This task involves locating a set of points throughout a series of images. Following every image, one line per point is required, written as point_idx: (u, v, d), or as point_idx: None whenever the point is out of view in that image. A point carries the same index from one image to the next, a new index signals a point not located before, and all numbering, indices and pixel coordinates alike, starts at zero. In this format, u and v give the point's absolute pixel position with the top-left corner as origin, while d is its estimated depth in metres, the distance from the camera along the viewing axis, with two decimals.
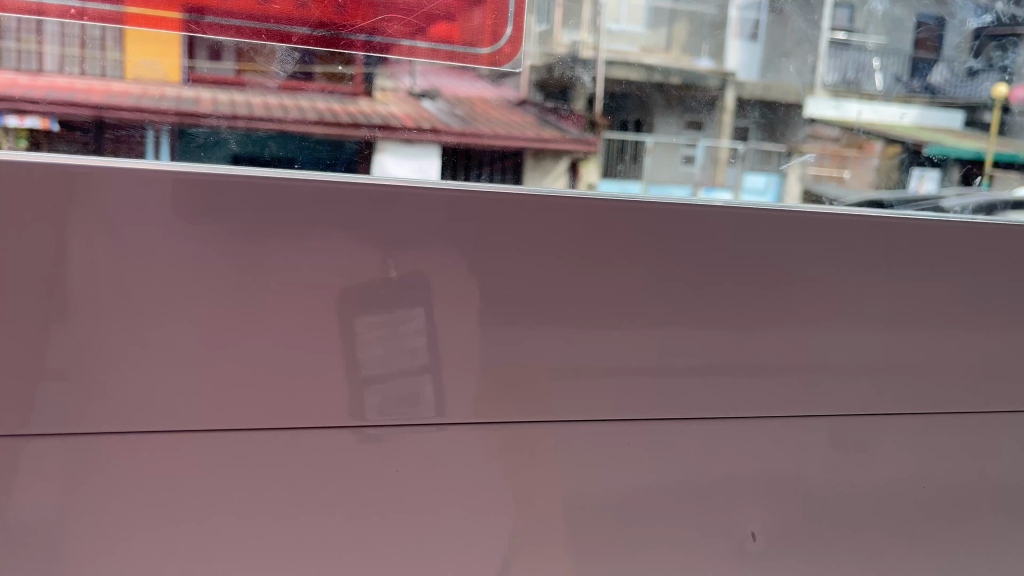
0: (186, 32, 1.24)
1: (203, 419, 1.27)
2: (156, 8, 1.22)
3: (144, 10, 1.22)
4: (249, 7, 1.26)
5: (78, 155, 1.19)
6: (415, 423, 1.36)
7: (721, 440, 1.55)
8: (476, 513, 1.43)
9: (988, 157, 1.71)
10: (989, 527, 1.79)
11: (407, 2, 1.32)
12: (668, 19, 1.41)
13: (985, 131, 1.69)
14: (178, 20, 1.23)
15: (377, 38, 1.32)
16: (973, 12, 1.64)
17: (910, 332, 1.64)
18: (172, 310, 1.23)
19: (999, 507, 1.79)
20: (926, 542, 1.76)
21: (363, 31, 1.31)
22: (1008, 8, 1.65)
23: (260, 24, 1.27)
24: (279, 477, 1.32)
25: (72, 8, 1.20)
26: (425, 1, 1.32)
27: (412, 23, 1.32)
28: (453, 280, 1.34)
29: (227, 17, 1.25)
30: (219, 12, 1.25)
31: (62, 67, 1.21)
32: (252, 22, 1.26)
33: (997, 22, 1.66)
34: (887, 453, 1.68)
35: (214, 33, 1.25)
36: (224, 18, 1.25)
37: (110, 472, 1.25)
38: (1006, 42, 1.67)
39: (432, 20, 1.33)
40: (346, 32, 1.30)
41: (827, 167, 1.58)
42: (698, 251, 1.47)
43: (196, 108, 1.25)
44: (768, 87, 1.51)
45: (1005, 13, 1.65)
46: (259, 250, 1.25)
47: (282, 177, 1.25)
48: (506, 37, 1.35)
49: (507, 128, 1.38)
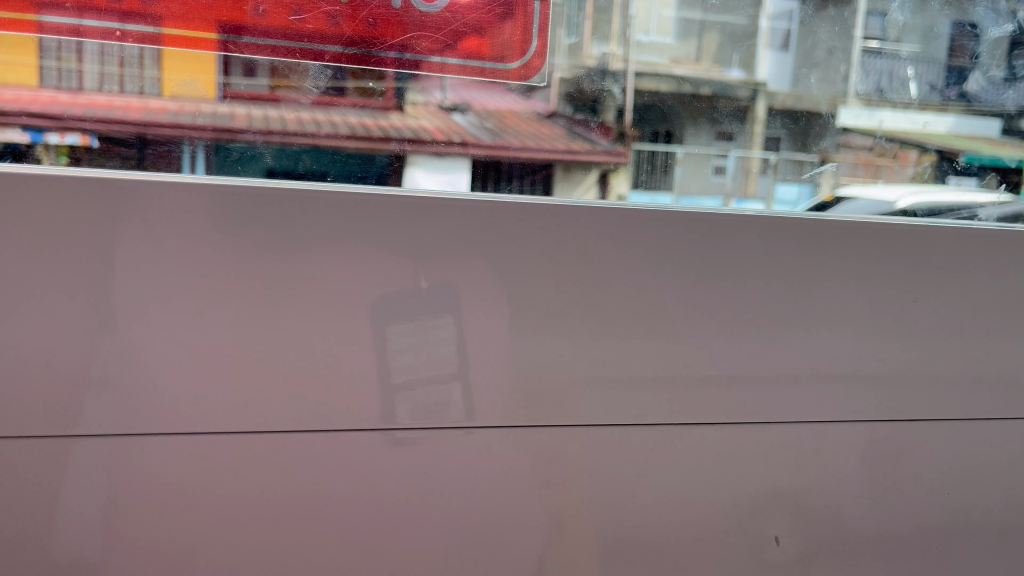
0: (222, 52, 1.26)
1: (238, 428, 1.28)
2: (196, 29, 1.25)
3: (184, 30, 1.24)
4: (283, 26, 1.27)
5: (121, 171, 1.21)
6: (446, 431, 1.37)
7: (754, 451, 1.54)
8: (506, 520, 1.43)
9: None
10: None
11: (436, 19, 1.32)
12: (698, 31, 1.41)
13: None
14: (216, 40, 1.25)
15: (407, 55, 1.33)
16: (1005, 20, 1.62)
17: (946, 341, 1.62)
18: (208, 319, 1.25)
19: None
20: (967, 555, 1.72)
21: (393, 48, 1.32)
22: None
23: (294, 44, 1.28)
24: (311, 484, 1.33)
25: (116, 30, 1.22)
26: (454, 18, 1.33)
27: (440, 40, 1.33)
28: (483, 289, 1.35)
29: (263, 37, 1.27)
30: (255, 32, 1.26)
31: (101, 85, 1.23)
32: (286, 40, 1.28)
33: None
34: (924, 464, 1.65)
35: (250, 53, 1.27)
36: (260, 38, 1.27)
37: (146, 482, 1.27)
38: None
39: (461, 36, 1.34)
40: (377, 49, 1.31)
41: (862, 177, 1.57)
42: (729, 259, 1.47)
43: (232, 124, 1.27)
44: (799, 97, 1.49)
45: None
46: (292, 260, 1.27)
47: (316, 190, 1.27)
48: (533, 52, 1.37)
49: (535, 142, 1.39)
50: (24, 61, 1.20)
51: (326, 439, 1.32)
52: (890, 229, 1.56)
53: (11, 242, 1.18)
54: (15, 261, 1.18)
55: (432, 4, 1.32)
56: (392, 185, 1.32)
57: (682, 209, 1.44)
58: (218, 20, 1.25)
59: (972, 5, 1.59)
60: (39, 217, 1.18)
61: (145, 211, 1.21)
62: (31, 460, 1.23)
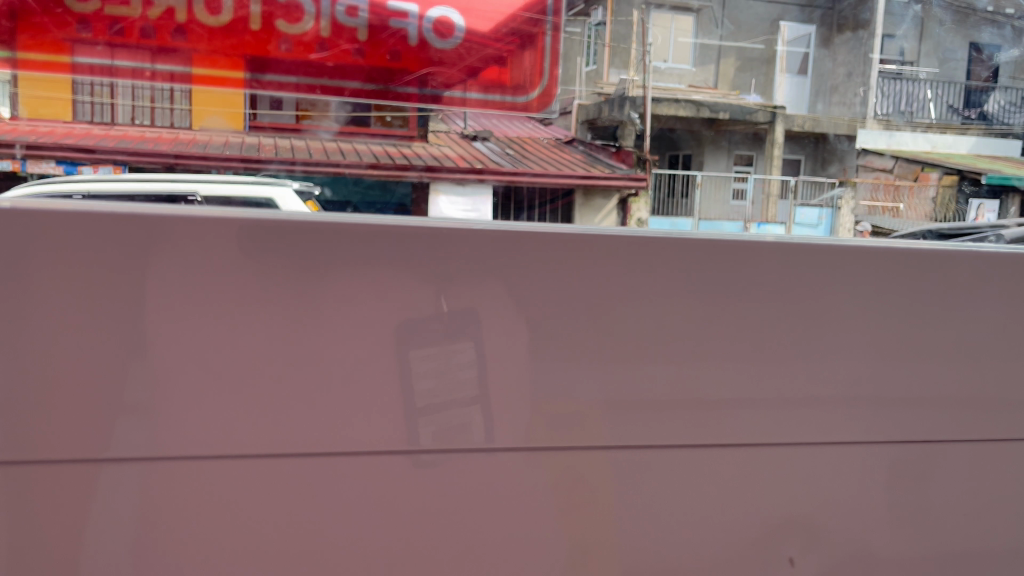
0: (248, 90, 1.29)
1: (264, 450, 1.30)
2: (222, 68, 1.28)
3: (209, 69, 1.28)
4: (305, 63, 1.31)
5: (150, 203, 1.26)
6: (467, 453, 1.37)
7: (776, 472, 1.53)
8: (526, 540, 1.43)
9: None
10: None
11: (454, 55, 1.37)
12: (716, 56, 1.43)
13: None
14: (241, 79, 1.29)
15: (425, 90, 1.36)
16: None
17: (970, 363, 1.61)
18: (234, 343, 1.27)
19: None
20: None
21: (412, 84, 1.35)
22: None
23: (315, 80, 1.31)
24: (334, 506, 1.34)
25: (145, 69, 1.25)
26: (467, 54, 1.37)
27: (456, 75, 1.37)
28: (503, 313, 1.36)
29: (285, 75, 1.30)
30: (278, 70, 1.30)
31: (133, 118, 1.27)
32: (307, 78, 1.31)
33: None
34: (948, 486, 1.64)
35: (272, 90, 1.30)
36: (283, 76, 1.30)
37: (176, 507, 1.29)
38: None
39: (476, 71, 1.38)
40: (395, 86, 1.34)
41: (881, 200, 1.58)
42: (749, 282, 1.47)
43: (259, 154, 1.31)
44: (818, 120, 1.49)
45: None
46: (318, 287, 1.29)
47: (341, 222, 1.29)
48: (545, 82, 1.41)
49: (546, 169, 1.42)
50: (58, 97, 1.23)
51: (350, 462, 1.33)
52: (911, 251, 1.55)
53: (47, 271, 1.21)
54: (50, 289, 1.22)
55: (447, 40, 1.36)
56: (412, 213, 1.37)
57: (701, 235, 1.44)
58: (244, 59, 1.29)
59: (978, 29, 1.63)
60: (72, 243, 1.22)
61: (174, 240, 1.24)
62: (64, 487, 1.25)
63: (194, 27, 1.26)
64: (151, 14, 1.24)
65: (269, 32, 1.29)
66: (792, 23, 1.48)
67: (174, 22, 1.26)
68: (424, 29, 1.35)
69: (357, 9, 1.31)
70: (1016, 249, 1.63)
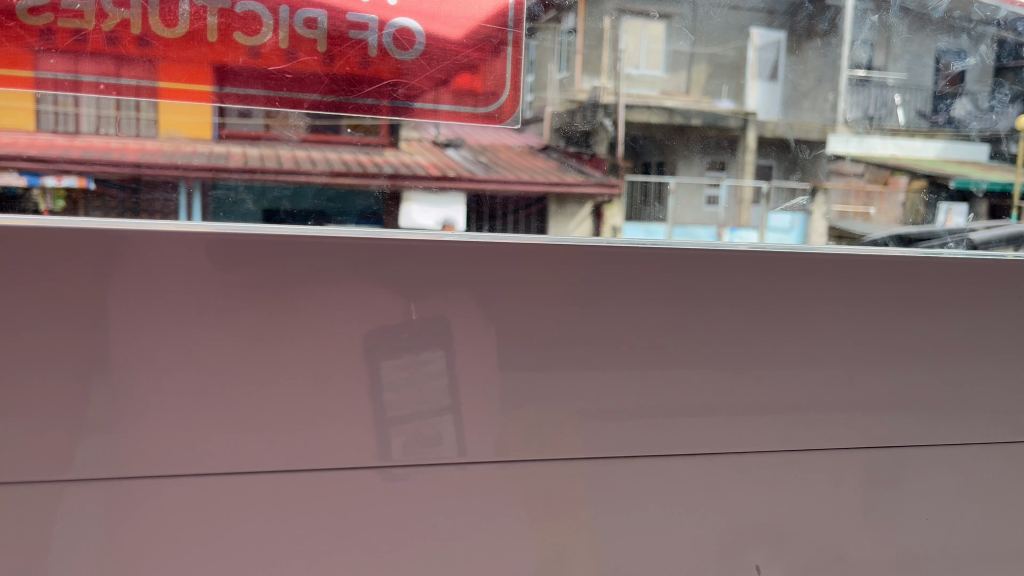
0: (211, 102, 1.26)
1: (229, 465, 1.28)
2: (179, 80, 1.24)
3: (168, 81, 1.24)
4: (264, 75, 1.27)
5: (115, 219, 1.22)
6: (437, 465, 1.36)
7: (747, 477, 1.53)
8: (498, 551, 1.41)
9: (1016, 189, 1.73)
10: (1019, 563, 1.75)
11: (416, 65, 1.33)
12: (687, 62, 1.43)
13: (1012, 163, 1.71)
14: (202, 91, 1.25)
15: (386, 102, 1.33)
16: (990, 47, 1.65)
17: (938, 366, 1.63)
18: (198, 357, 1.24)
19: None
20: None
21: (372, 95, 1.32)
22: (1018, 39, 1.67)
23: (274, 92, 1.28)
24: (302, 521, 1.32)
25: (105, 83, 1.22)
26: (429, 65, 1.34)
27: (418, 86, 1.34)
28: (473, 323, 1.34)
29: (244, 87, 1.27)
30: (237, 82, 1.26)
31: (99, 128, 1.23)
32: (266, 91, 1.28)
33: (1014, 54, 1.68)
34: (917, 488, 1.65)
35: (230, 102, 1.27)
36: (242, 87, 1.26)
37: (140, 526, 1.26)
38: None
39: (439, 82, 1.35)
40: (355, 96, 1.31)
41: (853, 204, 1.58)
42: (720, 288, 1.47)
43: (227, 163, 1.28)
44: (790, 125, 1.51)
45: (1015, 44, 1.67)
46: (284, 299, 1.27)
47: (311, 236, 1.28)
48: (506, 95, 1.37)
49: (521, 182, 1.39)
50: (20, 106, 1.20)
51: (318, 477, 1.31)
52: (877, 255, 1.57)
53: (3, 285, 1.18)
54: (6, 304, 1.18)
55: (409, 51, 1.32)
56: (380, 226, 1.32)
57: (674, 245, 1.44)
58: (202, 71, 1.25)
59: (934, 40, 1.60)
60: (30, 256, 1.19)
61: (136, 253, 1.22)
62: (23, 507, 1.22)
63: (152, 39, 1.22)
64: (107, 26, 1.20)
65: (226, 44, 1.25)
66: (764, 30, 1.47)
67: (131, 34, 1.22)
68: (384, 37, 1.31)
69: (315, 20, 1.27)
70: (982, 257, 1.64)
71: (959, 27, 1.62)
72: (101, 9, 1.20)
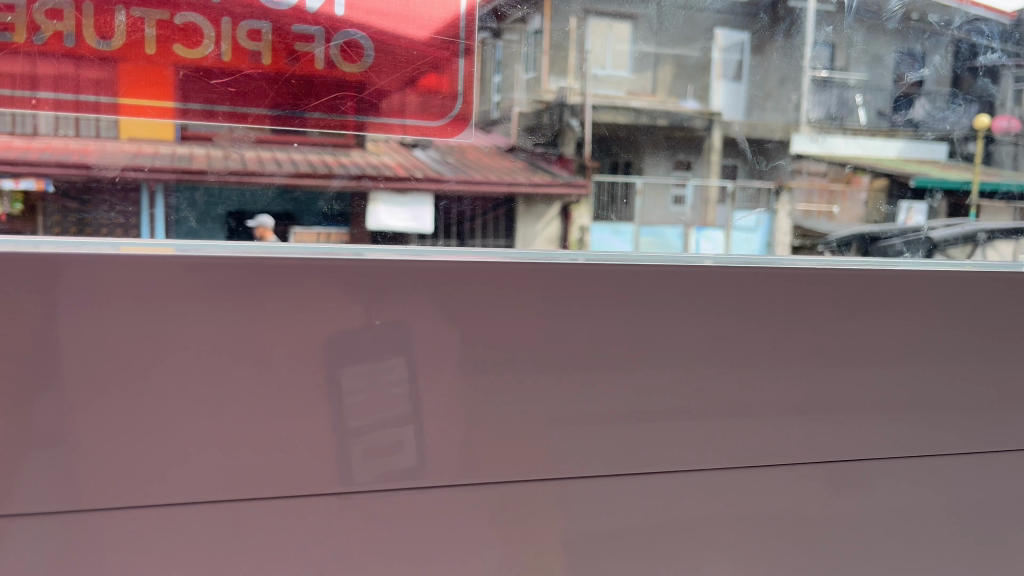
0: (152, 117, 1.23)
1: (186, 477, 1.25)
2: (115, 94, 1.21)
3: (103, 96, 1.20)
4: (204, 90, 1.24)
5: (60, 237, 1.20)
6: (400, 473, 1.34)
7: (711, 479, 1.54)
8: (462, 558, 1.41)
9: (974, 187, 1.77)
10: (977, 559, 1.78)
11: (362, 77, 1.31)
12: (653, 63, 1.44)
13: (969, 162, 1.76)
14: (138, 106, 1.22)
15: (333, 115, 1.31)
16: (947, 48, 1.68)
17: (897, 366, 1.64)
18: (153, 367, 1.21)
19: (987, 539, 1.78)
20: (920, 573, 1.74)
21: (319, 109, 1.30)
22: (971, 39, 1.70)
23: (216, 106, 1.25)
24: (262, 532, 1.30)
25: (33, 98, 1.19)
26: (376, 78, 1.32)
27: (364, 100, 1.32)
28: (435, 331, 1.33)
29: (184, 101, 1.24)
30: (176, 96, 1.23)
31: (57, 128, 1.20)
32: (208, 104, 1.25)
33: (970, 54, 1.71)
34: (878, 487, 1.67)
35: (170, 117, 1.24)
36: (182, 102, 1.23)
37: (93, 543, 1.22)
38: (982, 72, 1.72)
39: (385, 95, 1.32)
40: (301, 110, 1.29)
41: (817, 203, 1.61)
42: (684, 291, 1.47)
43: (191, 164, 1.25)
44: (753, 126, 1.53)
45: (969, 44, 1.70)
46: (241, 308, 1.24)
47: (268, 255, 1.26)
48: (456, 110, 1.36)
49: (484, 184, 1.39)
50: None
51: (277, 488, 1.29)
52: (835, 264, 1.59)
53: None
54: None
55: (357, 63, 1.30)
56: (340, 243, 1.32)
57: (643, 253, 1.46)
58: (139, 86, 1.21)
59: (887, 47, 1.62)
60: None
61: (85, 263, 1.18)
62: None
63: (85, 54, 1.19)
64: (38, 38, 1.17)
65: (164, 56, 1.22)
66: (727, 30, 1.49)
67: (63, 47, 1.18)
68: (331, 49, 1.29)
69: (259, 33, 1.26)
70: (940, 265, 1.68)
71: (916, 29, 1.65)
72: (32, 20, 1.17)
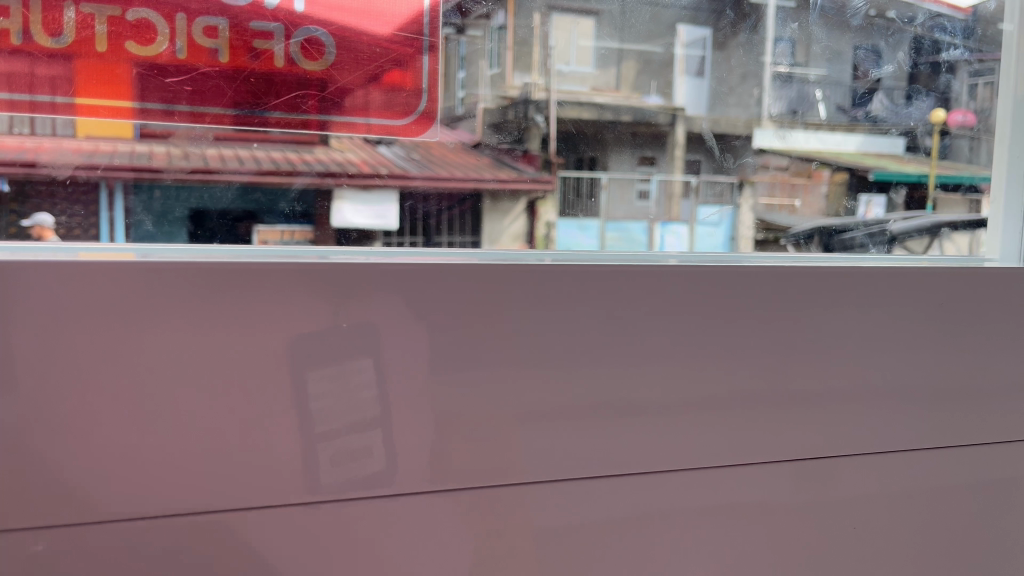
0: (107, 115, 1.20)
1: (145, 487, 1.22)
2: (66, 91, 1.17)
3: (57, 93, 1.17)
4: (162, 88, 1.22)
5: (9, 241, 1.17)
6: (363, 478, 1.33)
7: (676, 478, 1.55)
8: (426, 562, 1.40)
9: (931, 181, 1.80)
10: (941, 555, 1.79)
11: (323, 74, 1.29)
12: (616, 59, 1.44)
13: (928, 156, 1.78)
14: (88, 103, 1.19)
15: (293, 114, 1.29)
16: (904, 42, 1.72)
17: (863, 362, 1.65)
18: (110, 374, 1.18)
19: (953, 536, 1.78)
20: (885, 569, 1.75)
21: (278, 108, 1.28)
22: (929, 33, 1.74)
23: (168, 106, 1.23)
24: (222, 542, 1.27)
25: None
26: (336, 75, 1.30)
27: (325, 99, 1.30)
28: (399, 332, 1.31)
29: (143, 100, 1.21)
30: (134, 95, 1.21)
31: (11, 127, 1.17)
32: (165, 103, 1.23)
33: (926, 48, 1.74)
34: (842, 484, 1.68)
35: (123, 117, 1.21)
36: (139, 100, 1.21)
37: (45, 556, 1.18)
38: (939, 66, 1.76)
39: (346, 93, 1.31)
40: (260, 109, 1.27)
41: (778, 197, 1.63)
42: (655, 289, 1.46)
43: (151, 163, 1.23)
44: (716, 121, 1.54)
45: (926, 38, 1.74)
46: (200, 312, 1.21)
47: (230, 258, 1.24)
48: (419, 110, 1.35)
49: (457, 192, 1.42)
50: None
51: (237, 496, 1.27)
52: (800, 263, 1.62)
53: None
54: None
55: (316, 62, 1.28)
56: (302, 243, 1.32)
57: (611, 250, 1.47)
58: (88, 79, 1.18)
59: (846, 40, 1.67)
60: None
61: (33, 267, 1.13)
62: None
63: (32, 51, 1.16)
64: None
65: (117, 54, 1.19)
66: (688, 27, 1.51)
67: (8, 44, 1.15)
68: (291, 48, 1.27)
69: (215, 29, 1.24)
70: (902, 259, 1.71)
71: (870, 27, 1.69)
72: None
